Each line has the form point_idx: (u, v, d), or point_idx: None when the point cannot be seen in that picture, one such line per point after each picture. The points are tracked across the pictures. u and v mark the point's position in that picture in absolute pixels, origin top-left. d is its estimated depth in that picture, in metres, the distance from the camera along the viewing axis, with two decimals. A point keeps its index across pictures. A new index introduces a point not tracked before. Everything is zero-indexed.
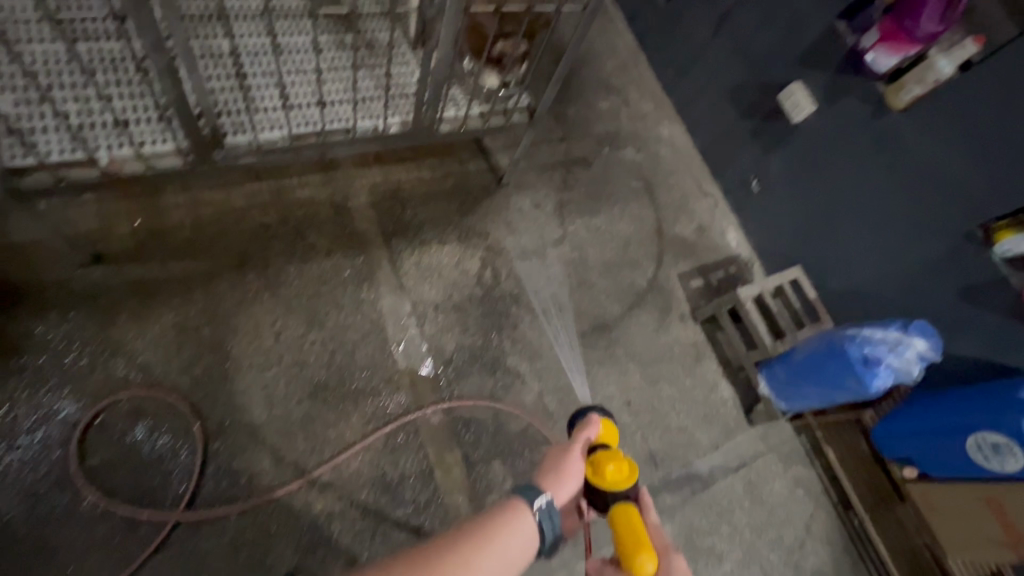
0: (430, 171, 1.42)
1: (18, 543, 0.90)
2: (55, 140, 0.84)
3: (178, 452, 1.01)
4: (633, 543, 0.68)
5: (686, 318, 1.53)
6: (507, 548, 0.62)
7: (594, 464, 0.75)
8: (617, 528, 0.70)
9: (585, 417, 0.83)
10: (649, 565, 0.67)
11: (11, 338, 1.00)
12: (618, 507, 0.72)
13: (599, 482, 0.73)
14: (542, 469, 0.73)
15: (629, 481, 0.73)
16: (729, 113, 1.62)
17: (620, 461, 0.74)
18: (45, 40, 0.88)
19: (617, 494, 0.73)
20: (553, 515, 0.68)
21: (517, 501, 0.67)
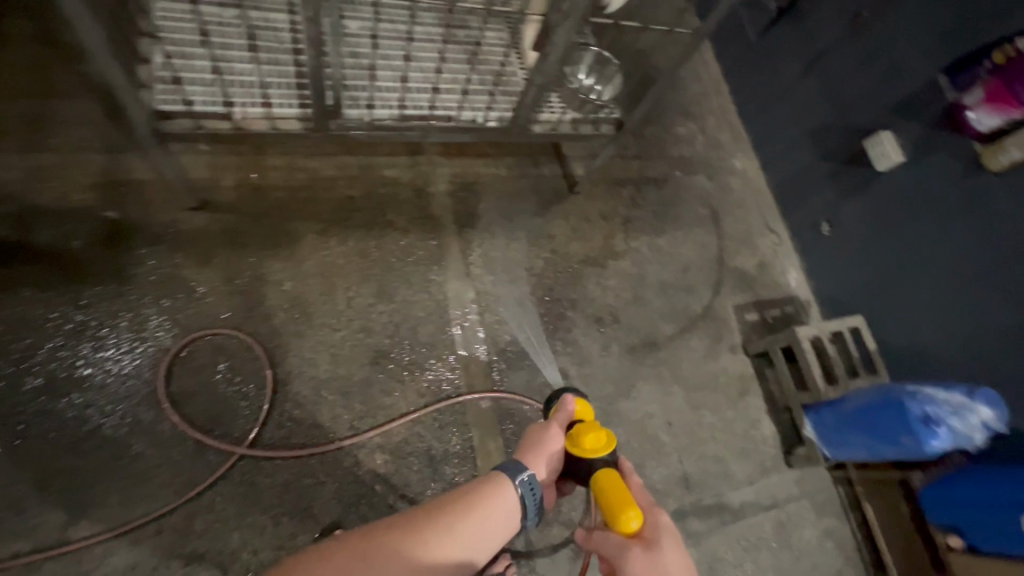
0: (507, 169, 1.47)
1: (101, 449, 0.98)
2: (200, 93, 0.93)
3: (249, 393, 1.09)
4: (619, 500, 0.67)
5: (737, 350, 1.53)
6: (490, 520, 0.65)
7: (571, 435, 0.76)
8: (601, 491, 0.70)
9: (561, 397, 0.85)
10: (636, 522, 0.65)
11: (119, 263, 1.09)
12: (601, 470, 0.73)
13: (578, 453, 0.74)
14: (524, 449, 0.76)
15: (605, 449, 0.74)
16: (810, 154, 1.62)
17: (595, 430, 0.76)
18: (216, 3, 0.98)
19: (598, 463, 0.74)
20: (535, 487, 0.70)
21: (504, 472, 0.69)
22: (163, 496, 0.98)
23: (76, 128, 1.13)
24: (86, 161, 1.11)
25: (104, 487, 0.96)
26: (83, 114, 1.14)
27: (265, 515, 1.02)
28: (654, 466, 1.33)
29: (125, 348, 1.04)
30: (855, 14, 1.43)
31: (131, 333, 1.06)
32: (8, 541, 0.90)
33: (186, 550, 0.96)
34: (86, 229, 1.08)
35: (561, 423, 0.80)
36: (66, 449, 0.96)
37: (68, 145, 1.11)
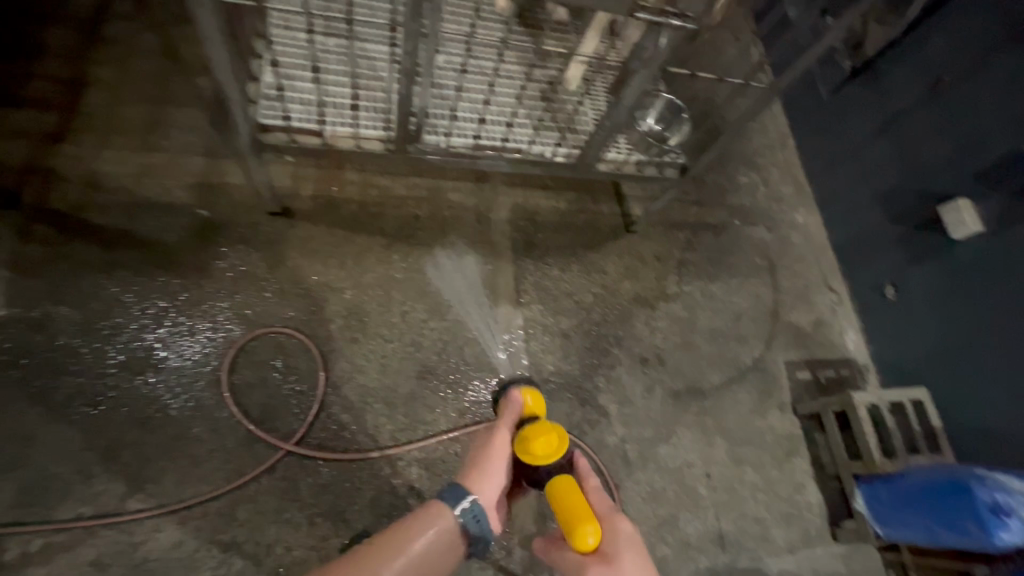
0: (566, 203, 1.51)
1: (165, 429, 1.04)
2: (299, 111, 1.02)
3: (302, 393, 1.14)
4: (577, 514, 0.71)
5: (786, 408, 1.47)
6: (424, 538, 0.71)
7: (524, 440, 0.82)
8: (557, 498, 0.74)
9: (512, 395, 0.94)
10: (593, 537, 0.69)
11: (203, 257, 1.17)
12: (556, 478, 0.77)
13: (529, 458, 0.80)
14: (469, 470, 0.81)
15: (557, 452, 0.80)
16: (878, 215, 1.57)
17: (546, 434, 0.81)
18: (325, 33, 1.08)
19: (551, 466, 0.80)
20: (479, 514, 0.75)
21: (444, 501, 0.75)
22: (212, 480, 1.03)
23: (183, 132, 1.24)
24: (187, 163, 1.22)
25: (163, 465, 1.02)
26: (190, 121, 1.25)
27: (302, 513, 1.05)
28: (689, 518, 1.29)
29: (198, 335, 1.12)
30: (936, 78, 1.41)
31: (204, 321, 1.13)
32: (73, 503, 0.96)
33: (226, 537, 1.00)
34: (179, 224, 1.18)
35: (510, 424, 0.88)
36: (134, 422, 1.03)
37: (174, 147, 1.23)
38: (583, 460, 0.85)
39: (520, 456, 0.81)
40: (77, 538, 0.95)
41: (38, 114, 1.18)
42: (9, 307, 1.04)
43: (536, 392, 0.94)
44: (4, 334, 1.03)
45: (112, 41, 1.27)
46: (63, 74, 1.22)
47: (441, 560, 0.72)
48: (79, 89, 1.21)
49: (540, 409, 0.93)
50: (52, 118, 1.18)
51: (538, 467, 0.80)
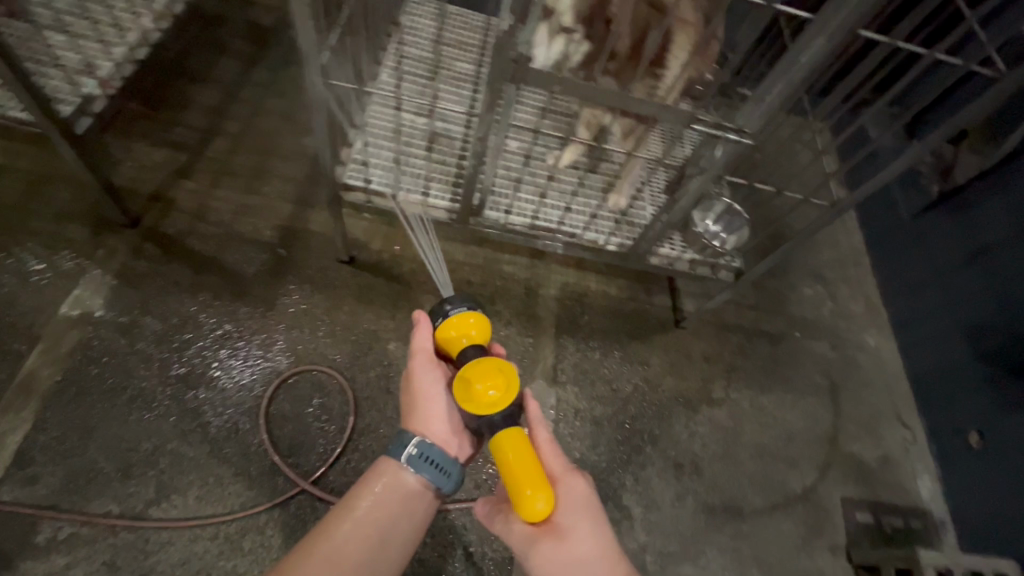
0: (617, 289, 1.52)
1: (201, 443, 1.11)
2: (378, 174, 1.14)
3: (329, 433, 1.17)
4: (525, 478, 0.66)
5: (837, 551, 1.31)
6: (378, 497, 0.72)
7: (463, 381, 0.72)
8: (503, 458, 0.68)
9: (442, 320, 0.81)
10: (543, 504, 0.65)
11: (273, 291, 1.29)
12: (502, 431, 0.69)
13: (474, 409, 0.70)
14: (413, 411, 0.80)
15: (505, 403, 0.70)
16: (961, 351, 1.45)
17: (490, 375, 0.71)
18: (415, 112, 1.23)
19: (497, 418, 0.70)
20: (431, 456, 0.74)
21: (391, 456, 0.75)
22: (229, 502, 1.07)
23: (282, 181, 1.42)
24: (279, 208, 1.38)
25: (190, 479, 1.07)
26: (290, 173, 1.43)
27: None
28: None
29: (251, 361, 1.21)
30: None
31: (259, 350, 1.22)
32: (105, 499, 1.03)
33: (227, 564, 1.02)
34: (260, 259, 1.31)
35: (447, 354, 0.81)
36: (177, 433, 1.11)
37: (272, 193, 1.40)
38: (534, 404, 0.79)
39: (463, 401, 0.71)
40: (100, 535, 1.00)
41: (173, 153, 1.40)
42: (105, 310, 1.19)
43: (478, 315, 0.81)
44: (96, 333, 1.16)
45: (245, 101, 1.50)
46: (199, 125, 1.44)
47: (401, 514, 0.72)
48: (209, 137, 1.43)
49: (483, 333, 0.80)
50: (182, 158, 1.39)
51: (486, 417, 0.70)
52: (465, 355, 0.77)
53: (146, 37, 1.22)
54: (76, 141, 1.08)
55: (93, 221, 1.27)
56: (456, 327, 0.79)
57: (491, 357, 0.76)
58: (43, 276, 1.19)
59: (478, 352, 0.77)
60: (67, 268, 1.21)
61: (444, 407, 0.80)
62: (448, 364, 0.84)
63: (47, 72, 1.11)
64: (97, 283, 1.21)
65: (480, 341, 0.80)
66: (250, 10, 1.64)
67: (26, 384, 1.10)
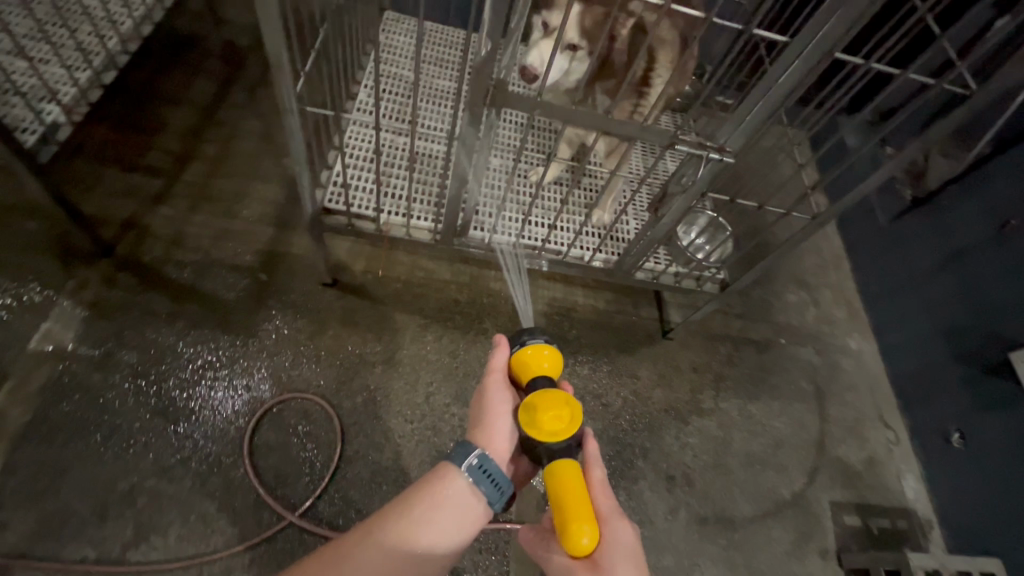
0: (604, 303, 1.52)
1: (183, 479, 1.07)
2: (359, 198, 1.13)
3: (316, 462, 1.14)
4: (575, 510, 0.62)
5: (829, 556, 1.32)
6: (437, 501, 0.64)
7: (529, 410, 0.68)
8: (556, 486, 0.64)
9: (519, 344, 0.77)
10: (588, 539, 0.61)
11: (255, 317, 1.26)
12: (559, 460, 0.66)
13: (535, 434, 0.67)
14: (476, 425, 0.74)
15: (566, 433, 0.67)
16: (940, 352, 1.48)
17: (557, 408, 0.68)
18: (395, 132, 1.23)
19: (553, 446, 0.66)
20: (491, 472, 0.66)
21: (451, 461, 0.67)
22: (213, 540, 1.03)
23: (262, 204, 1.39)
24: (260, 231, 1.35)
25: (172, 517, 1.04)
26: (270, 195, 1.40)
27: None
28: None
29: (234, 391, 1.17)
30: (1003, 221, 1.37)
31: (242, 379, 1.19)
32: (81, 544, 0.99)
33: None
34: (240, 284, 1.28)
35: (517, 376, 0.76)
36: (157, 470, 1.07)
37: (252, 217, 1.37)
38: (593, 442, 0.74)
39: (526, 427, 0.68)
40: None
41: (146, 177, 1.36)
42: (77, 344, 1.15)
43: (553, 349, 0.76)
44: (68, 369, 1.12)
45: (221, 123, 1.47)
46: (174, 148, 1.41)
47: (457, 525, 0.64)
48: (184, 160, 1.40)
49: (557, 369, 0.75)
50: (157, 182, 1.36)
51: (540, 444, 0.67)
52: (534, 384, 0.72)
53: (112, 60, 1.19)
54: (41, 171, 1.04)
55: (63, 252, 1.23)
56: (531, 354, 0.75)
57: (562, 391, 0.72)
58: (10, 310, 1.15)
59: (548, 382, 0.72)
60: (36, 301, 1.17)
61: (509, 426, 0.74)
62: (516, 388, 0.78)
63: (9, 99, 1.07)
64: (68, 316, 1.17)
65: (551, 373, 0.75)
66: (224, 29, 1.61)
67: None
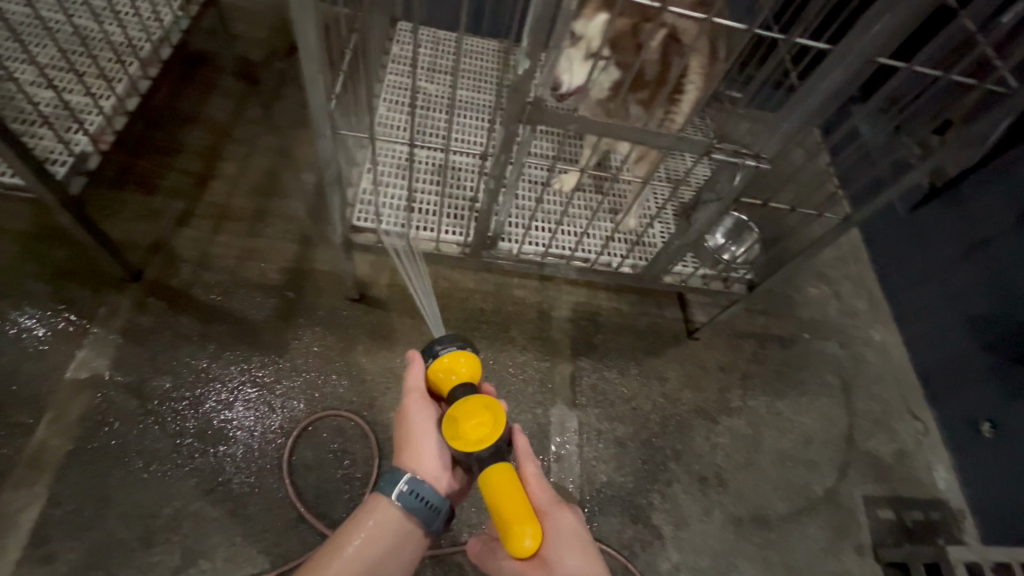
0: (628, 305, 1.52)
1: (224, 502, 1.08)
2: (389, 215, 1.15)
3: (353, 478, 1.15)
4: (514, 514, 0.61)
5: (864, 551, 1.32)
6: (373, 532, 0.66)
7: (451, 423, 0.67)
8: (492, 495, 0.63)
9: (432, 356, 0.77)
10: (532, 540, 0.61)
11: (285, 336, 1.26)
12: (491, 466, 0.65)
13: (461, 446, 0.65)
14: (403, 449, 0.73)
15: (491, 438, 0.65)
16: (966, 342, 1.47)
17: (478, 415, 0.66)
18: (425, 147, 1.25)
19: (484, 454, 0.65)
20: (423, 493, 0.68)
21: (382, 492, 0.68)
22: (257, 562, 1.04)
23: (283, 221, 1.39)
24: (284, 249, 1.35)
25: (219, 540, 1.05)
26: (291, 211, 1.40)
27: None
28: None
29: (269, 410, 1.18)
30: None
31: (277, 398, 1.19)
32: (129, 571, 1.00)
33: None
34: (268, 303, 1.29)
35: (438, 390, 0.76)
36: (199, 494, 1.08)
37: (275, 234, 1.37)
38: (523, 437, 0.73)
39: (452, 439, 0.67)
40: None
41: (168, 199, 1.36)
42: (113, 371, 1.15)
43: (469, 354, 0.76)
44: (105, 397, 1.13)
45: (238, 140, 1.47)
46: (194, 168, 1.41)
47: (395, 550, 0.67)
48: (205, 181, 1.40)
49: (474, 374, 0.75)
50: (178, 203, 1.36)
51: (472, 454, 0.65)
52: (456, 394, 0.72)
53: (134, 85, 1.19)
54: (72, 201, 1.05)
55: (93, 279, 1.23)
56: (447, 364, 0.74)
57: (482, 395, 0.71)
58: (44, 341, 1.15)
59: (468, 390, 0.72)
60: (69, 331, 1.17)
61: (437, 443, 0.73)
62: (439, 401, 0.78)
63: (36, 131, 1.08)
64: (102, 344, 1.17)
65: (471, 379, 0.76)
66: (238, 45, 1.61)
67: (37, 457, 1.06)
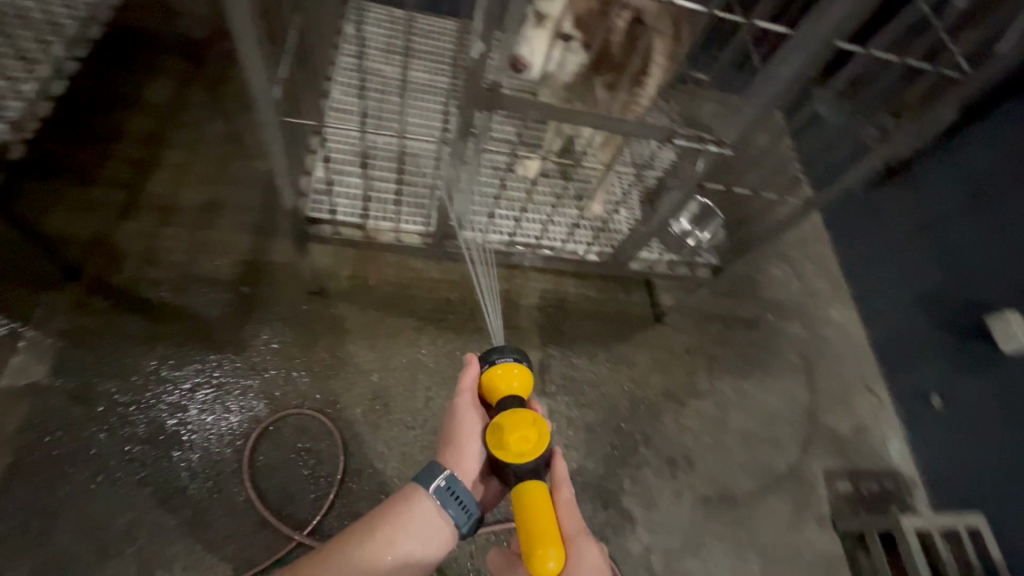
0: (596, 291, 1.51)
1: (182, 509, 1.03)
2: (345, 206, 1.13)
3: (319, 478, 1.12)
4: (542, 533, 0.63)
5: (824, 523, 1.37)
6: (404, 518, 0.71)
7: (497, 431, 0.69)
8: (523, 509, 0.65)
9: (489, 360, 0.76)
10: (554, 564, 0.61)
11: (242, 334, 1.20)
12: (527, 482, 0.68)
13: (501, 456, 0.67)
14: (447, 448, 0.77)
15: (534, 453, 0.67)
16: (919, 318, 1.53)
17: (524, 429, 0.67)
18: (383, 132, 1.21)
19: (524, 467, 0.67)
20: (457, 493, 0.72)
21: (420, 482, 0.73)
22: (221, 568, 1.01)
23: (235, 212, 1.31)
24: (237, 242, 1.29)
25: (179, 548, 1.01)
26: (243, 201, 1.33)
27: None
28: None
29: (227, 412, 1.13)
30: (979, 188, 1.40)
31: (235, 398, 1.14)
32: None
33: None
34: (223, 300, 1.22)
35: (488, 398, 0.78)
36: (155, 502, 1.03)
37: (227, 226, 1.30)
38: (562, 462, 0.76)
39: (492, 449, 0.69)
40: None
41: (108, 191, 1.27)
42: (55, 377, 1.08)
43: (523, 368, 0.76)
44: (46, 405, 1.06)
45: (182, 126, 1.38)
46: (134, 156, 1.32)
47: (420, 542, 0.70)
48: (148, 170, 1.31)
49: (526, 388, 0.75)
50: (120, 195, 1.27)
51: (510, 465, 0.67)
52: (503, 404, 0.73)
53: (59, 68, 1.10)
54: None
55: (25, 279, 1.15)
56: (499, 373, 0.74)
57: (532, 411, 0.72)
58: None
59: (516, 404, 0.72)
60: (3, 335, 1.09)
61: (479, 450, 0.77)
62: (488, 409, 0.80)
63: None
64: (40, 349, 1.10)
65: (521, 393, 0.75)
66: (177, 20, 1.50)
67: None
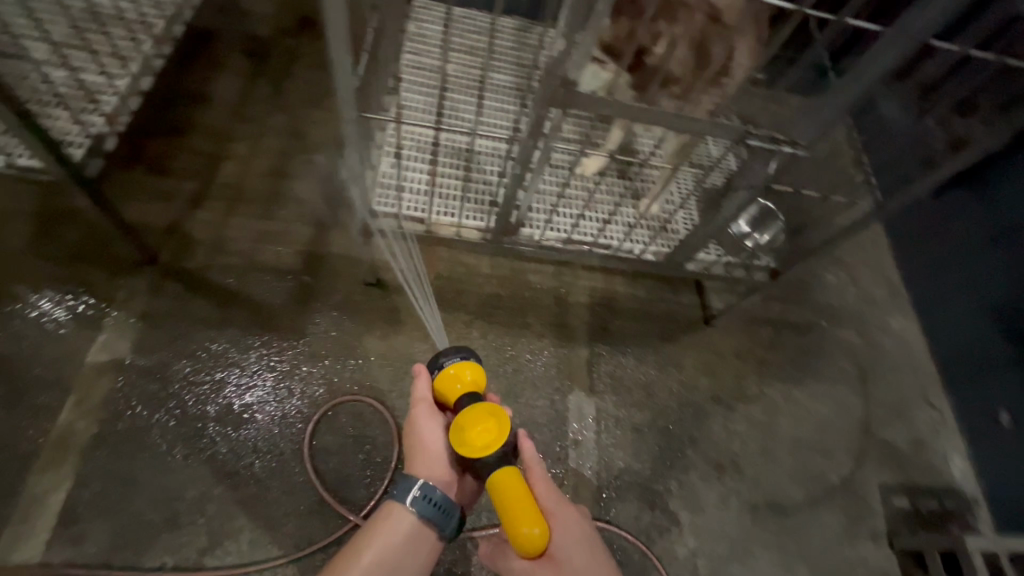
0: (643, 290, 1.50)
1: (245, 486, 1.09)
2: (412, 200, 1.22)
3: (370, 464, 1.15)
4: (522, 518, 0.65)
5: (879, 538, 1.32)
6: (387, 538, 0.71)
7: (458, 430, 0.71)
8: (501, 500, 0.67)
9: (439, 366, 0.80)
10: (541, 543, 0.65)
11: (302, 321, 1.25)
12: (497, 471, 0.69)
13: (467, 452, 0.69)
14: (412, 458, 0.78)
15: (497, 443, 0.69)
16: (987, 330, 1.44)
17: (483, 421, 0.70)
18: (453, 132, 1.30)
19: (491, 459, 0.68)
20: (434, 497, 0.73)
21: (395, 498, 0.74)
22: (281, 543, 1.06)
23: (296, 204, 1.37)
24: (298, 233, 1.34)
25: (242, 522, 1.06)
26: (305, 194, 1.38)
27: None
28: None
29: (288, 395, 1.18)
30: None
31: (296, 382, 1.19)
32: (161, 551, 1.02)
33: None
34: (284, 288, 1.28)
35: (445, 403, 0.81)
36: (220, 478, 1.08)
37: (290, 217, 1.35)
38: (529, 441, 0.77)
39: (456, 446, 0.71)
40: None
41: (179, 181, 1.34)
42: (135, 356, 1.15)
43: (473, 364, 0.79)
44: (125, 382, 1.13)
45: (250, 120, 1.45)
46: (205, 148, 1.39)
47: (411, 555, 0.72)
48: (217, 162, 1.38)
49: (478, 383, 0.78)
50: (191, 186, 1.34)
51: (481, 460, 0.68)
52: (460, 404, 0.75)
53: None
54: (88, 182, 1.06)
55: (106, 263, 1.22)
56: (451, 377, 0.77)
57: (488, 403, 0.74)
58: (66, 326, 1.16)
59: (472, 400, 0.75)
60: (89, 315, 1.17)
61: (444, 449, 0.78)
62: (446, 411, 0.83)
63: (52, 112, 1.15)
64: (121, 328, 1.17)
65: (476, 386, 0.78)
66: (245, 22, 1.57)
67: (63, 438, 1.07)
